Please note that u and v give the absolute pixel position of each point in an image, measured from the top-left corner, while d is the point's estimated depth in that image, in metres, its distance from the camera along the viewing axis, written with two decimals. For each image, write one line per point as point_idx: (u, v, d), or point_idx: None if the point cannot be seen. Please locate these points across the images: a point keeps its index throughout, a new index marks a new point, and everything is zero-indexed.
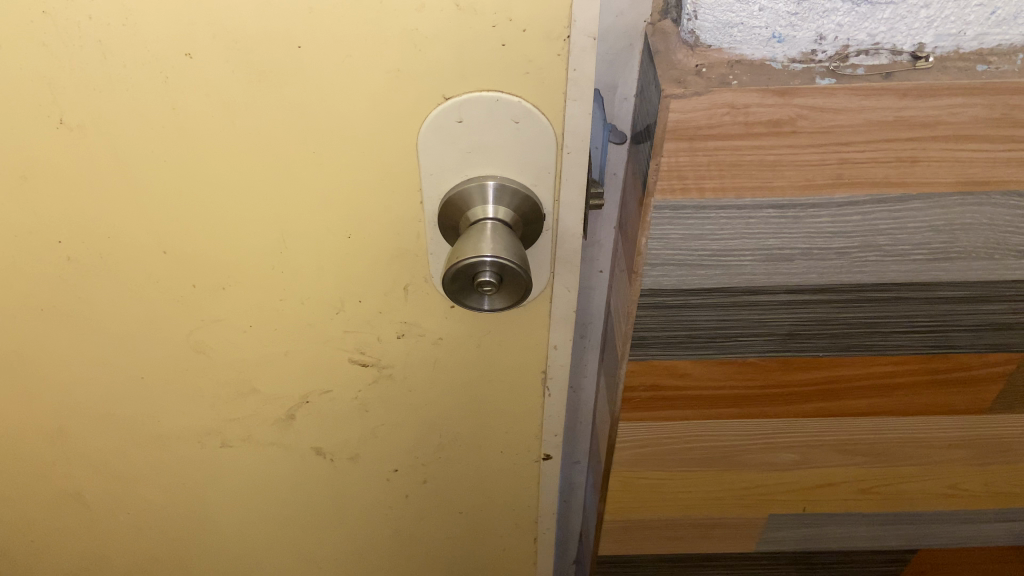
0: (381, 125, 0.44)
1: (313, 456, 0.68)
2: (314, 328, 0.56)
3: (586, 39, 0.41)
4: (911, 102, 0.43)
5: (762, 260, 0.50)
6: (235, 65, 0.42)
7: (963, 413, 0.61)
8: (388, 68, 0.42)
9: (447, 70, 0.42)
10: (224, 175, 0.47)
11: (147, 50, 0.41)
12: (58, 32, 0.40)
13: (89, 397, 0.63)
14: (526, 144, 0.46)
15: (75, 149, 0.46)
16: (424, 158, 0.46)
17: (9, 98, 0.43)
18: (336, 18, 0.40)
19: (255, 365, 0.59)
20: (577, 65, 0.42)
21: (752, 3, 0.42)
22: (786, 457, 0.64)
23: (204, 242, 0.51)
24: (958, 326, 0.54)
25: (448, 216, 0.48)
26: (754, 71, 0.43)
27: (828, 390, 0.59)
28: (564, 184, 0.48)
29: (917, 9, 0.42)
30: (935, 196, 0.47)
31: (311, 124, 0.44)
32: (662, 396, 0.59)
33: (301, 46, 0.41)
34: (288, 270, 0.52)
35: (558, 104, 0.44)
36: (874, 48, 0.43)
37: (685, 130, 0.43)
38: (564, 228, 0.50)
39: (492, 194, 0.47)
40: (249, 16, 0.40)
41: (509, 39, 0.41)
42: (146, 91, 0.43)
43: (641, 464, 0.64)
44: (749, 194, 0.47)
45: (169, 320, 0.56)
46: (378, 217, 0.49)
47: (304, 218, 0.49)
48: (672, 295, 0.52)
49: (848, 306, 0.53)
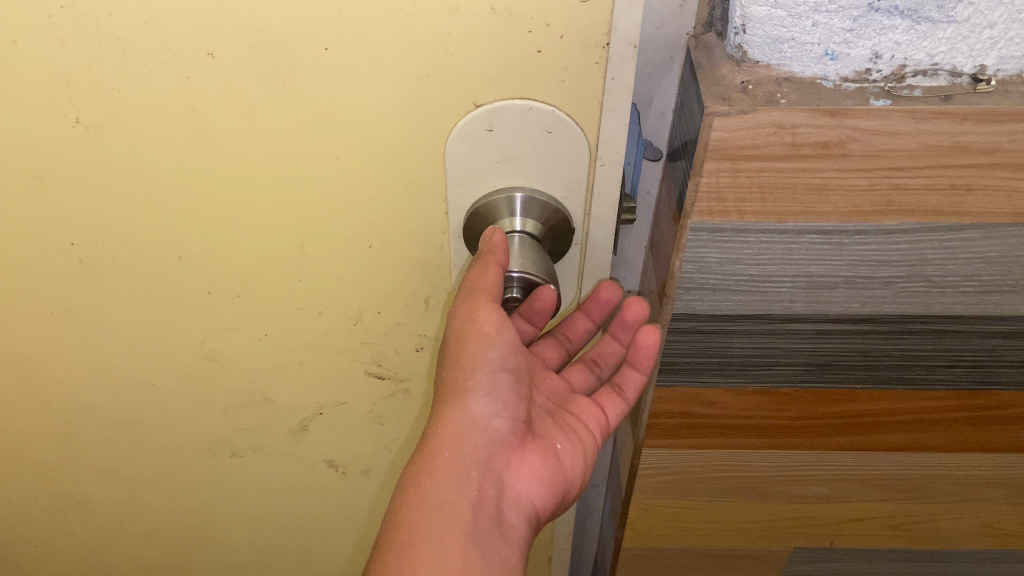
0: (409, 131, 0.42)
1: (325, 468, 0.66)
2: (331, 338, 0.54)
3: (625, 47, 0.39)
4: (969, 127, 0.40)
5: (802, 287, 0.48)
6: (258, 67, 0.40)
7: (1004, 452, 0.58)
8: (417, 73, 0.40)
9: (480, 76, 0.40)
10: (244, 180, 0.45)
11: (167, 50, 0.39)
12: (75, 29, 0.39)
13: (96, 403, 0.61)
14: (558, 154, 0.43)
15: (91, 150, 0.44)
16: (450, 167, 0.44)
17: (23, 95, 0.42)
18: (364, 19, 0.38)
19: (269, 375, 0.57)
20: (615, 74, 0.40)
21: (805, 18, 0.39)
22: (816, 491, 0.61)
23: (220, 247, 0.49)
24: (1005, 362, 0.52)
25: (473, 227, 0.46)
26: (804, 90, 0.41)
27: (864, 424, 0.56)
28: (596, 199, 0.46)
29: (980, 29, 0.39)
30: (989, 226, 0.44)
31: (336, 130, 0.42)
32: (688, 422, 0.57)
33: (327, 48, 0.39)
34: (306, 279, 0.50)
35: (593, 115, 0.42)
36: (932, 69, 0.40)
37: (728, 149, 0.41)
38: (594, 243, 0.48)
39: (520, 205, 0.45)
40: (274, 14, 0.38)
41: (545, 45, 0.39)
42: (168, 92, 0.41)
43: (663, 492, 0.62)
44: (792, 219, 0.44)
45: (182, 326, 0.54)
46: (401, 228, 0.47)
47: (324, 226, 0.47)
48: (705, 319, 0.50)
49: (890, 338, 0.50)
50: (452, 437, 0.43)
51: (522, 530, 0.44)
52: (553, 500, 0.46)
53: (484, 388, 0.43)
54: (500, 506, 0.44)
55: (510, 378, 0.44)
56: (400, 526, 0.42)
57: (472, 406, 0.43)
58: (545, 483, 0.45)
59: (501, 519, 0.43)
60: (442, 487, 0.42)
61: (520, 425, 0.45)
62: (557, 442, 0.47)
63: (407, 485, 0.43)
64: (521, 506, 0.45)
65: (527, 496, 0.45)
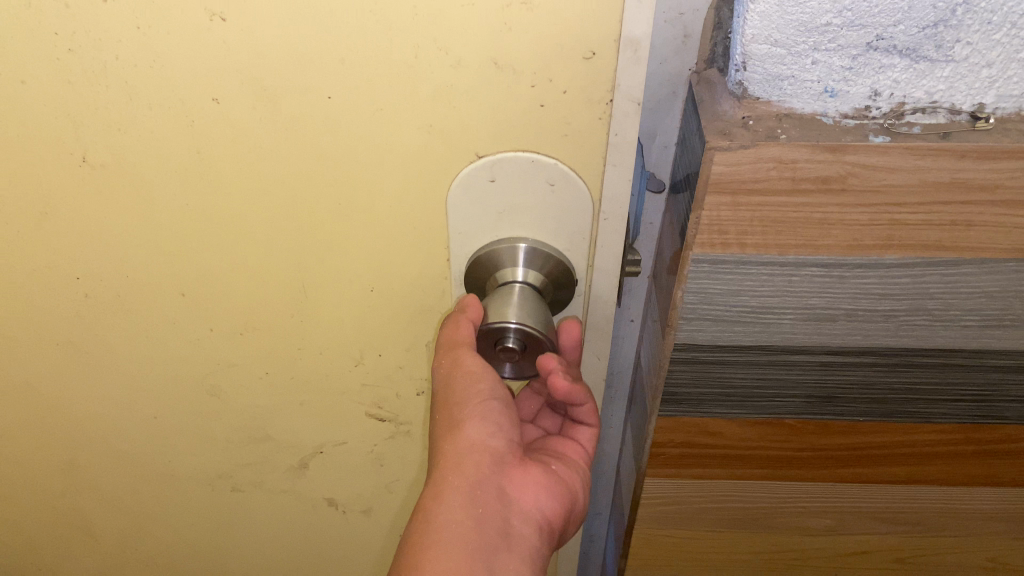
0: (408, 179, 0.43)
1: (325, 506, 0.66)
2: (331, 377, 0.55)
3: (630, 103, 0.38)
4: (968, 164, 0.40)
5: (803, 319, 0.48)
6: (263, 113, 0.40)
7: (1009, 486, 0.57)
8: (420, 125, 0.40)
9: (479, 128, 0.40)
10: (247, 221, 0.46)
11: (173, 94, 0.40)
12: (82, 72, 0.40)
13: (98, 432, 0.61)
14: (561, 206, 0.43)
15: (97, 188, 0.45)
16: (453, 216, 0.44)
17: (32, 134, 0.43)
18: (366, 70, 0.38)
19: (269, 411, 0.58)
20: (618, 129, 0.39)
21: (805, 56, 0.40)
22: (820, 522, 0.61)
23: (223, 284, 0.49)
24: (1008, 397, 0.52)
25: (474, 275, 0.46)
26: (804, 126, 0.41)
27: (867, 457, 0.56)
28: (599, 251, 0.46)
29: (978, 68, 0.40)
30: (989, 262, 0.44)
31: (337, 176, 0.43)
32: (691, 452, 0.57)
33: (330, 97, 0.39)
34: (309, 320, 0.51)
35: (595, 168, 0.41)
36: (931, 107, 0.41)
37: (728, 183, 0.42)
38: (597, 292, 0.48)
39: (523, 256, 0.45)
40: (278, 63, 0.38)
41: (547, 100, 0.38)
42: (172, 133, 0.42)
43: (666, 521, 0.62)
44: (793, 252, 0.45)
45: (183, 360, 0.55)
46: (403, 271, 0.48)
47: (327, 267, 0.48)
48: (707, 350, 0.50)
49: (893, 370, 0.50)
50: (452, 460, 0.41)
51: (535, 546, 0.41)
52: (563, 516, 0.44)
53: (476, 413, 0.42)
54: (511, 523, 0.41)
55: (502, 400, 0.43)
56: (410, 557, 0.39)
57: (467, 430, 0.41)
58: (552, 497, 0.43)
59: (511, 532, 0.40)
60: (448, 506, 0.39)
61: (518, 444, 0.43)
62: (554, 464, 0.46)
63: (414, 519, 0.40)
64: (531, 519, 0.42)
65: (537, 512, 0.42)
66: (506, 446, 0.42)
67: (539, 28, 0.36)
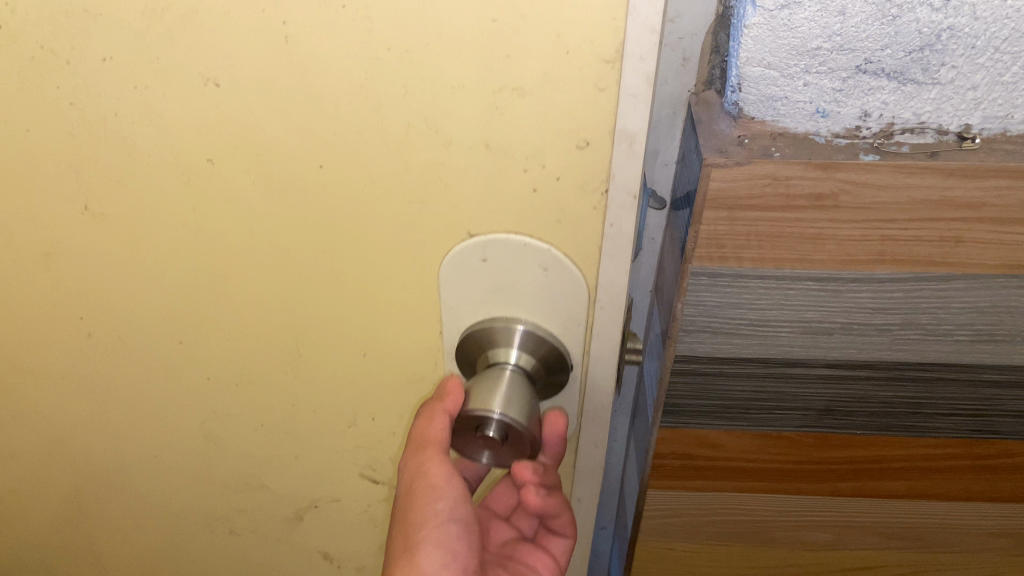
0: (400, 248, 0.43)
1: (320, 559, 0.68)
2: (325, 437, 0.57)
3: (625, 196, 0.39)
4: (955, 182, 0.42)
5: (800, 332, 0.50)
6: (257, 176, 0.42)
7: (1007, 502, 0.58)
8: (412, 200, 0.41)
9: (472, 207, 0.41)
10: (241, 278, 0.47)
11: (171, 152, 0.42)
12: (87, 127, 0.42)
13: (101, 459, 0.63)
14: (555, 290, 0.44)
15: (99, 235, 0.47)
16: (445, 292, 0.45)
17: (40, 183, 0.45)
18: (356, 142, 0.39)
19: (266, 462, 0.60)
20: (614, 220, 0.40)
21: (797, 78, 0.42)
22: (821, 537, 0.62)
23: (220, 337, 0.51)
24: (1003, 411, 0.53)
25: (467, 349, 0.47)
26: (797, 144, 0.43)
27: (866, 470, 0.57)
28: (595, 338, 0.46)
29: (963, 91, 0.42)
30: (979, 277, 0.46)
31: (329, 246, 0.44)
32: (692, 464, 0.58)
33: (323, 166, 0.40)
34: (302, 377, 0.53)
35: (592, 258, 0.42)
36: (919, 127, 0.43)
37: (725, 199, 0.44)
38: (592, 378, 0.48)
39: (519, 338, 0.45)
40: (272, 133, 0.40)
41: (540, 184, 0.39)
42: (169, 190, 0.44)
43: (668, 534, 0.63)
44: (789, 266, 0.46)
45: (181, 404, 0.57)
46: (398, 335, 0.49)
47: (321, 332, 0.49)
48: (707, 362, 0.52)
49: (889, 384, 0.52)
50: None
51: None
52: None
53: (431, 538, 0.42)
54: None
55: (460, 522, 0.43)
56: None
57: (421, 557, 0.41)
58: None
59: None
60: None
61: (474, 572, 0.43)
62: None
63: None
64: None
65: None
66: (462, 574, 0.42)
67: (531, 117, 0.36)
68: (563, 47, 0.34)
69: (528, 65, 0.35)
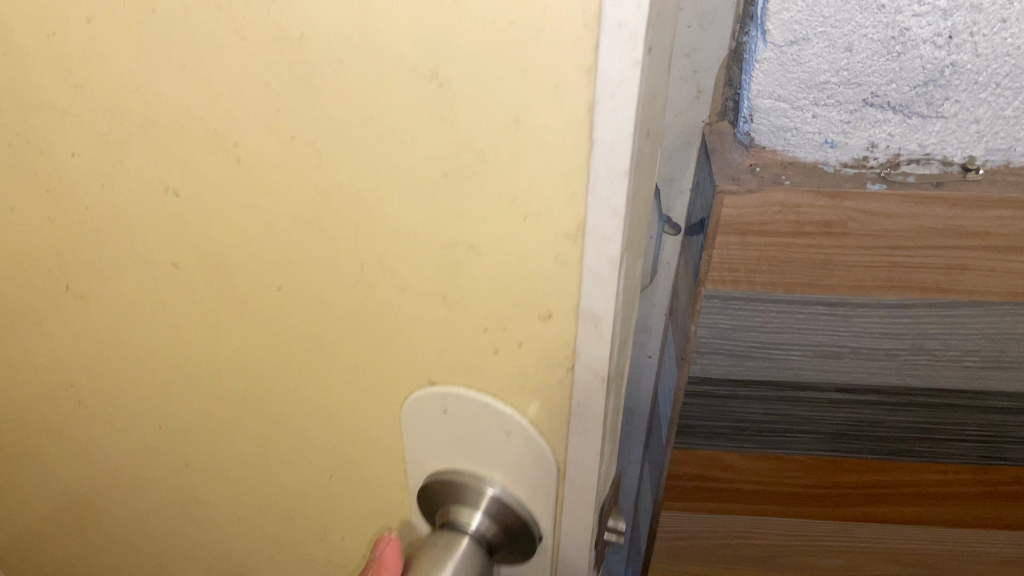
0: (357, 382, 0.39)
1: None
2: (295, 553, 0.52)
3: (591, 376, 0.33)
4: (960, 211, 0.44)
5: (811, 355, 0.51)
6: (220, 288, 0.39)
7: (1019, 532, 0.58)
8: (370, 335, 0.36)
9: (430, 359, 0.36)
10: (212, 383, 0.44)
11: (141, 249, 0.40)
12: (64, 213, 0.40)
13: (87, 533, 0.61)
14: (524, 458, 0.38)
15: (80, 319, 0.45)
16: (406, 436, 0.40)
17: (24, 264, 0.44)
18: (313, 268, 0.35)
19: (240, 564, 0.56)
20: (580, 400, 0.34)
21: (806, 110, 0.44)
22: (832, 563, 0.62)
23: (192, 434, 0.48)
24: (1012, 439, 0.53)
25: (431, 495, 0.41)
26: (807, 172, 0.45)
27: (877, 496, 0.58)
28: (565, 515, 0.39)
29: (966, 124, 0.43)
30: (985, 304, 0.47)
31: (292, 366, 0.40)
32: (705, 486, 0.59)
33: (280, 287, 0.37)
34: (271, 488, 0.48)
35: (561, 434, 0.36)
36: (925, 158, 0.45)
37: (737, 224, 0.46)
38: (564, 556, 0.41)
39: (484, 501, 0.39)
40: (235, 250, 0.37)
41: (501, 345, 0.34)
42: (141, 285, 0.41)
43: (681, 555, 0.64)
44: (799, 290, 0.48)
45: (160, 492, 0.54)
46: (371, 473, 0.44)
47: (287, 448, 0.45)
48: (719, 383, 0.53)
49: (898, 409, 0.53)
50: None
51: None
52: None
53: None
54: None
55: None
56: None
57: None
58: None
59: None
60: None
61: None
62: None
63: None
64: None
65: None
66: None
67: (492, 269, 0.31)
68: (519, 209, 0.29)
69: (481, 224, 0.30)
